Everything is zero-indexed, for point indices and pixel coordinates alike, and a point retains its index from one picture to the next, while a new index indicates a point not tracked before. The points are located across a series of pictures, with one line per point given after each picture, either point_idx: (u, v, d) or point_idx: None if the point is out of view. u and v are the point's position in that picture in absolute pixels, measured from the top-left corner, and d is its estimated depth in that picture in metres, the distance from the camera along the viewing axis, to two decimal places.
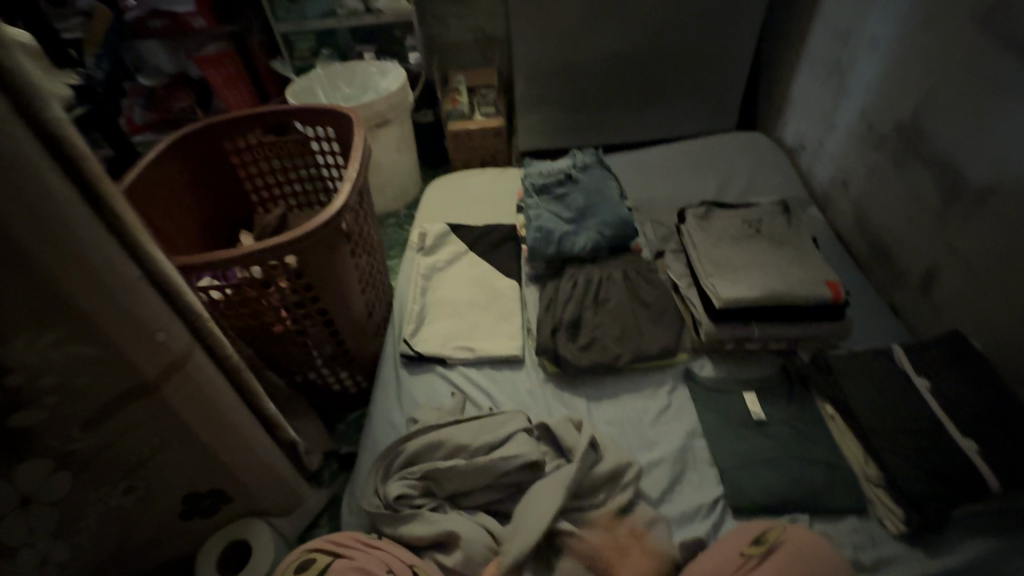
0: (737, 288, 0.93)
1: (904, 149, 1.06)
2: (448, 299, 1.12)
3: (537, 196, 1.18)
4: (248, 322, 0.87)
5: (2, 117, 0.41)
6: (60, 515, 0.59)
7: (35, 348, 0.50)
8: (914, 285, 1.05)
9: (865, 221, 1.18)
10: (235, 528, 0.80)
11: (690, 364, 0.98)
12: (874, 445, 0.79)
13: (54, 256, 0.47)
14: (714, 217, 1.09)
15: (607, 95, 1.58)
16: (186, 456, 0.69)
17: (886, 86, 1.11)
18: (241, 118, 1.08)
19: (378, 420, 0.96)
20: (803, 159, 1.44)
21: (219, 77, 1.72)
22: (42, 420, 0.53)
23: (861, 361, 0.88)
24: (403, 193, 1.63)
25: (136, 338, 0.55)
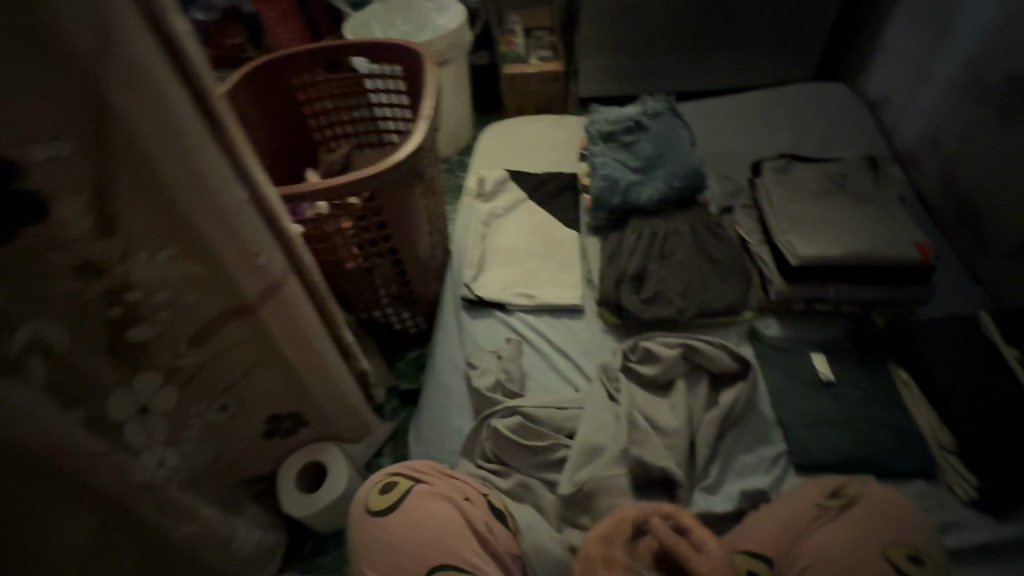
0: (817, 247, 0.89)
1: (1016, 103, 0.97)
2: (508, 246, 1.11)
3: (603, 143, 1.15)
4: (322, 258, 0.89)
5: (132, 23, 0.40)
6: (170, 429, 0.62)
7: (152, 264, 0.51)
8: (1005, 253, 0.99)
9: (954, 183, 1.11)
10: (312, 450, 0.85)
11: (756, 323, 0.97)
12: (953, 413, 0.77)
13: (176, 169, 0.47)
14: (792, 172, 1.04)
15: (675, 38, 1.48)
16: (275, 378, 0.72)
17: (1002, 33, 1.00)
18: (303, 53, 1.06)
19: (441, 361, 0.99)
20: (887, 114, 1.34)
21: (273, 12, 1.66)
22: (156, 335, 0.55)
23: (944, 327, 0.84)
24: (456, 138, 1.61)
25: (241, 259, 0.55)
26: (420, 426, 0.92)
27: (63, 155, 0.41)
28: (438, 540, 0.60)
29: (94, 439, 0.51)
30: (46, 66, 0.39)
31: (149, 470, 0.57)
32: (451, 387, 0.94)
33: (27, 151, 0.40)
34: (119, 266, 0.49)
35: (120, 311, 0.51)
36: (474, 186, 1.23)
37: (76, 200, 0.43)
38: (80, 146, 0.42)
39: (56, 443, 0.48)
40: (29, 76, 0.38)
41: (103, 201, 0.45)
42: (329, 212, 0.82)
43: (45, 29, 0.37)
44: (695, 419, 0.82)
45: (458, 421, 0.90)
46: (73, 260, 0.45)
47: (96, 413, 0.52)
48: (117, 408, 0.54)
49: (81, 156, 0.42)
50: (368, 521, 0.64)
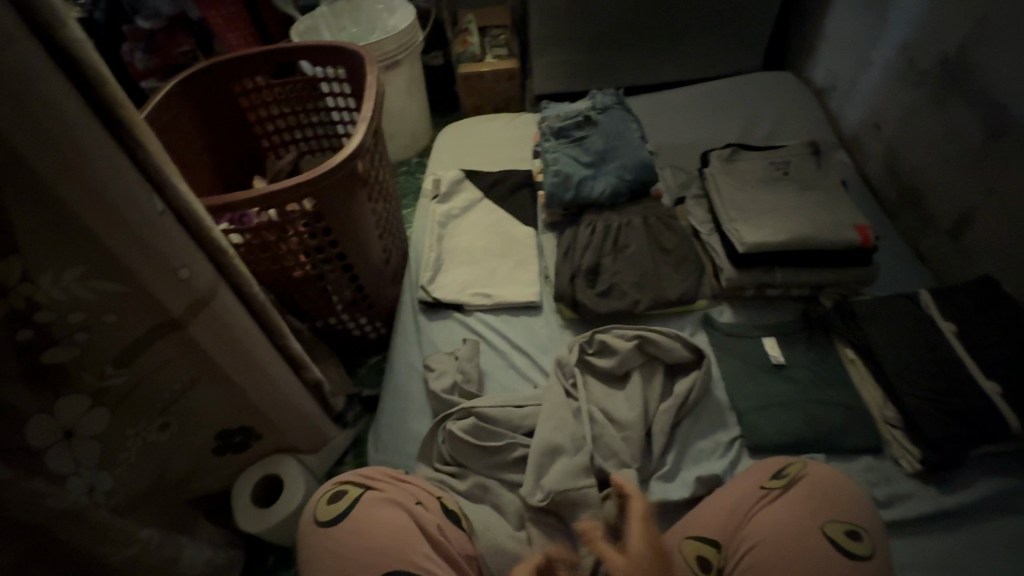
0: (762, 234, 0.91)
1: (948, 84, 1.00)
2: (465, 246, 1.11)
3: (554, 140, 1.15)
4: (269, 267, 0.88)
5: (13, 30, 0.39)
6: (102, 452, 0.60)
7: (62, 283, 0.49)
8: (945, 231, 1.02)
9: (896, 165, 1.14)
10: (266, 464, 0.83)
11: (710, 310, 0.98)
12: (896, 388, 0.79)
13: (75, 184, 0.45)
14: (739, 160, 1.06)
15: (627, 33, 1.50)
16: (216, 393, 0.70)
17: (931, 19, 1.03)
18: (243, 59, 1.04)
19: (400, 365, 0.98)
20: (833, 101, 1.37)
21: (220, 17, 1.62)
22: (75, 356, 0.53)
23: (886, 306, 0.87)
24: (415, 139, 1.59)
25: (159, 274, 0.54)
26: (380, 432, 0.92)
27: None
28: (388, 544, 0.59)
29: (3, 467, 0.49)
30: None
31: (76, 494, 0.56)
32: (409, 391, 0.94)
33: None
34: (23, 287, 0.47)
35: (30, 333, 0.49)
36: (429, 187, 1.22)
37: None
38: None
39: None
40: None
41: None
42: (271, 220, 0.81)
43: None
44: (650, 409, 0.83)
45: (417, 425, 0.89)
46: None
47: (11, 440, 0.50)
48: (36, 433, 0.52)
49: None
50: (316, 530, 0.63)
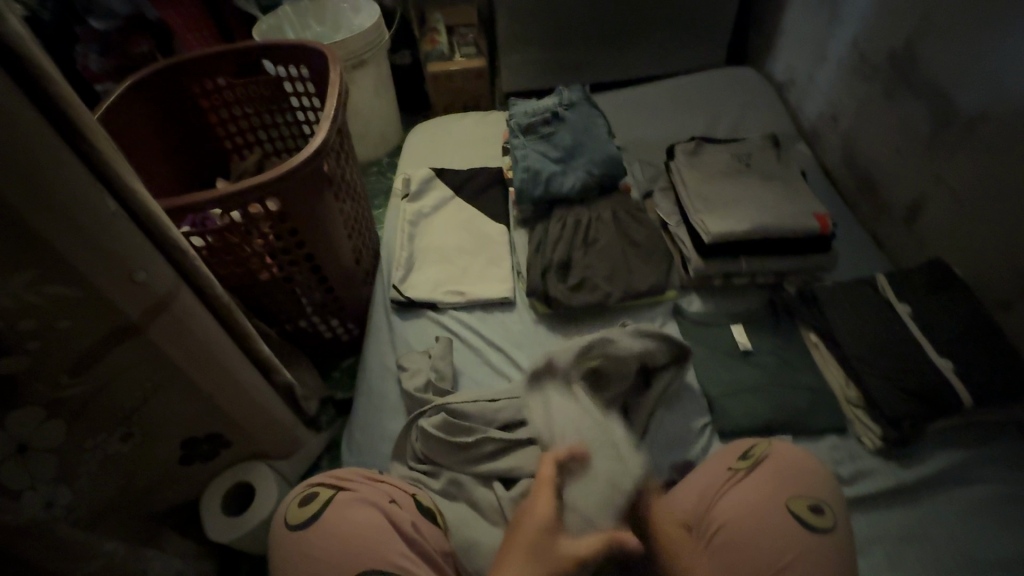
0: (727, 224, 0.93)
1: (897, 76, 1.04)
2: (437, 244, 1.10)
3: (524, 136, 1.15)
4: (234, 270, 0.86)
5: None
6: (59, 465, 0.58)
7: (9, 290, 0.47)
8: (899, 217, 1.06)
9: (851, 156, 1.19)
10: (237, 471, 0.81)
11: (679, 300, 1.00)
12: (857, 369, 0.81)
13: (20, 184, 0.44)
14: (704, 153, 1.08)
15: (592, 30, 1.52)
16: (184, 399, 0.68)
17: (880, 14, 1.07)
18: (201, 58, 1.02)
19: (373, 365, 0.97)
20: (792, 95, 1.42)
21: (179, 18, 1.59)
22: (26, 366, 0.51)
23: (846, 291, 0.90)
24: (384, 139, 1.58)
25: (115, 277, 0.53)
26: (354, 434, 0.91)
27: None
28: (362, 543, 0.59)
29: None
30: None
31: (32, 509, 0.54)
32: (383, 391, 0.93)
33: None
34: None
35: None
36: (400, 186, 1.21)
37: None
38: None
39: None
40: None
41: None
42: (235, 222, 0.79)
43: None
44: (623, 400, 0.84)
45: (392, 425, 0.89)
46: None
47: None
48: None
49: None
50: (286, 534, 0.62)
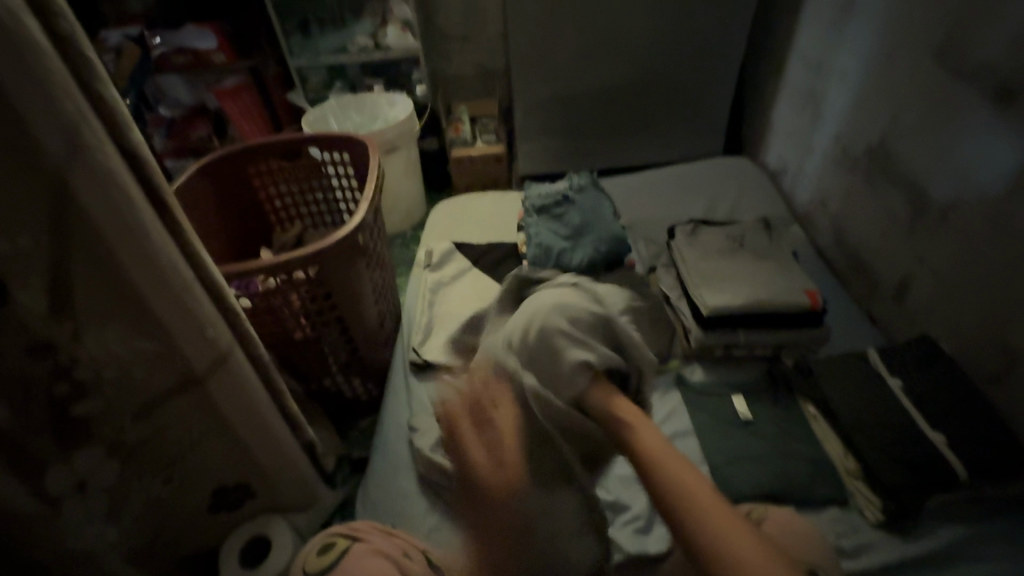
0: (723, 297, 1.01)
1: (874, 169, 1.16)
2: (454, 311, 1.19)
3: (537, 216, 1.27)
4: (272, 328, 0.95)
5: (98, 131, 0.49)
6: (112, 506, 0.63)
7: (102, 342, 0.55)
8: (889, 296, 1.12)
9: (842, 238, 1.28)
10: (257, 521, 0.85)
11: (682, 370, 1.05)
12: (858, 439, 0.84)
13: (131, 252, 0.54)
14: (701, 233, 1.18)
15: (600, 124, 1.70)
16: (222, 446, 0.74)
17: (856, 115, 1.21)
18: (259, 146, 1.17)
19: (390, 424, 1.02)
20: (785, 182, 1.54)
21: (236, 109, 1.82)
22: (101, 410, 0.58)
23: (840, 364, 0.95)
24: (409, 214, 1.73)
25: (190, 331, 0.61)
26: (369, 492, 0.94)
27: (27, 250, 0.47)
28: None
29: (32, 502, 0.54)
30: (20, 175, 0.45)
31: (84, 540, 0.59)
32: (399, 451, 0.97)
33: None
34: (70, 348, 0.53)
35: (66, 389, 0.54)
36: (422, 258, 1.33)
37: (34, 288, 0.49)
38: (41, 240, 0.48)
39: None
40: (4, 181, 0.45)
41: (60, 287, 0.51)
42: (278, 286, 0.89)
43: (25, 144, 0.45)
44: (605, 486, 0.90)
45: (406, 484, 0.92)
46: (26, 342, 0.50)
47: (36, 486, 0.54)
48: (58, 483, 0.56)
49: (42, 248, 0.48)
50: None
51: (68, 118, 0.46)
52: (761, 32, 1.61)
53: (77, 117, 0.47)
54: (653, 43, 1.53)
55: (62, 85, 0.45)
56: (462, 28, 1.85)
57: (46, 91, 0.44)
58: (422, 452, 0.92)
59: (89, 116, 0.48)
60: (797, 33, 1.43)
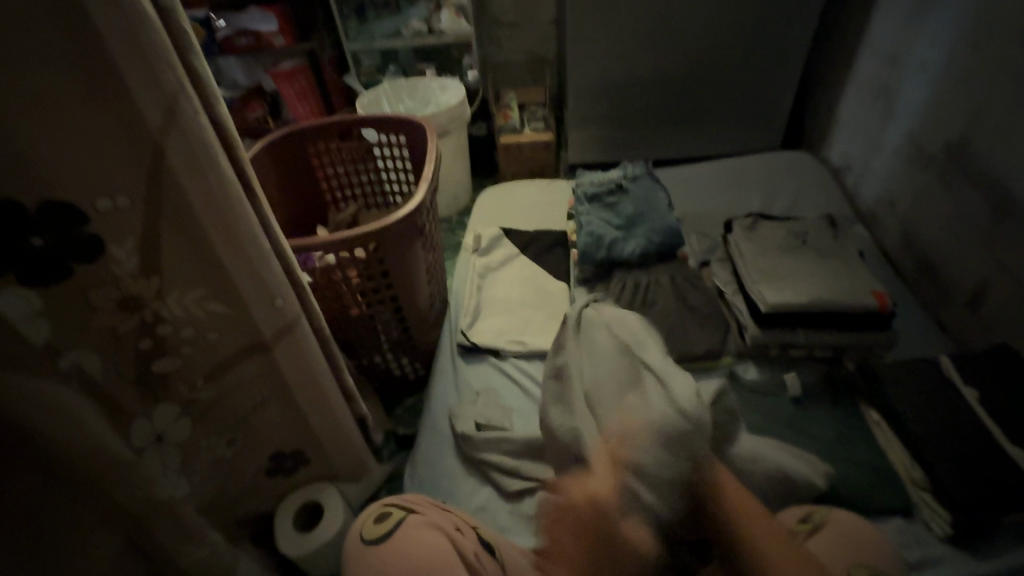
0: (783, 295, 0.97)
1: (953, 167, 1.09)
2: (501, 296, 1.19)
3: (588, 204, 1.26)
4: (328, 303, 0.98)
5: (194, 102, 0.50)
6: (182, 459, 0.66)
7: (184, 302, 0.58)
8: (962, 302, 1.06)
9: (910, 239, 1.21)
10: (309, 488, 0.88)
11: (735, 367, 1.02)
12: (927, 447, 0.80)
13: (213, 219, 0.55)
14: (759, 229, 1.14)
15: (653, 114, 1.66)
16: (282, 413, 0.77)
17: (933, 108, 1.14)
18: (318, 126, 1.20)
19: (438, 404, 1.04)
20: (848, 178, 1.47)
21: (291, 90, 1.88)
22: (177, 367, 0.61)
23: (908, 370, 0.90)
24: (456, 200, 1.74)
25: (261, 300, 0.63)
26: (416, 468, 0.96)
27: (123, 207, 0.50)
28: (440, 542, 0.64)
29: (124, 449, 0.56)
30: (119, 137, 0.47)
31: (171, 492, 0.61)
32: (447, 431, 0.99)
33: (95, 205, 0.48)
34: (154, 305, 0.56)
35: (149, 344, 0.57)
36: (470, 242, 1.33)
37: (126, 245, 0.51)
38: (136, 201, 0.50)
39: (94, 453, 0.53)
40: (105, 142, 0.47)
41: (149, 246, 0.53)
42: (336, 262, 0.91)
43: (127, 108, 0.46)
44: None
45: (455, 464, 0.93)
46: (117, 298, 0.52)
47: (124, 434, 0.57)
48: (138, 434, 0.59)
49: (136, 208, 0.50)
50: (362, 548, 0.67)
51: (168, 86, 0.47)
52: (830, 20, 1.54)
53: (177, 84, 0.48)
54: (713, 31, 1.48)
55: (163, 52, 0.46)
56: (515, 13, 1.84)
57: (147, 56, 0.45)
58: (469, 434, 0.94)
59: (186, 84, 0.49)
60: (872, 21, 1.36)
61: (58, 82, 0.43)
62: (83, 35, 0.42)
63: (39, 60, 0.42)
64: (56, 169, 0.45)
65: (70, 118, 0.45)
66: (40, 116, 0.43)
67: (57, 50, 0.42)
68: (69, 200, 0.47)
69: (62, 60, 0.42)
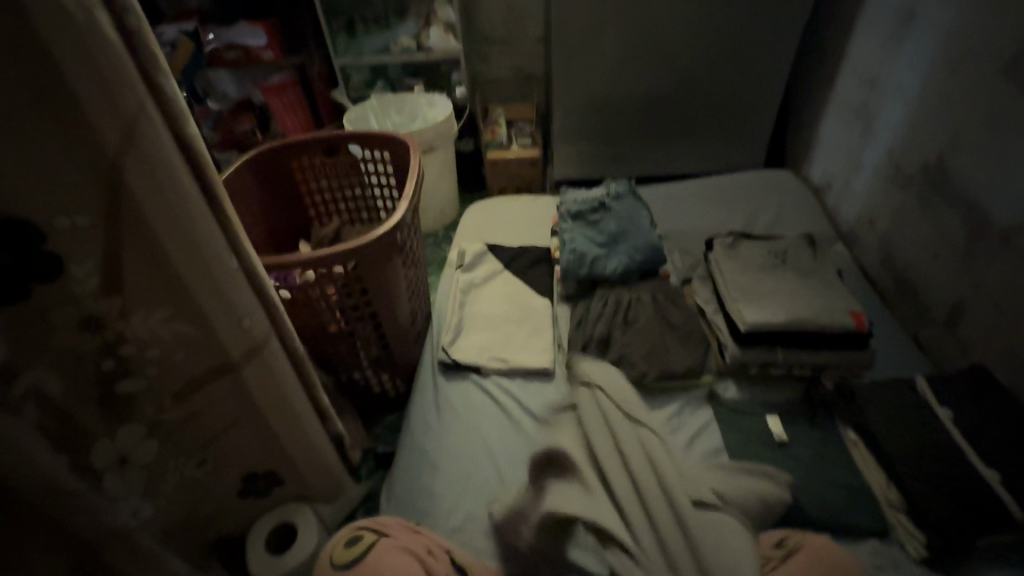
0: (763, 314, 0.98)
1: (930, 188, 1.11)
2: (484, 312, 1.19)
3: (572, 221, 1.26)
4: (307, 319, 0.97)
5: (157, 123, 0.50)
6: (145, 480, 0.64)
7: (148, 322, 0.57)
8: (940, 321, 1.07)
9: (889, 258, 1.23)
10: (281, 510, 0.86)
11: (715, 386, 1.02)
12: (904, 469, 0.80)
13: (176, 240, 0.55)
14: (741, 247, 1.15)
15: (640, 132, 1.68)
16: (253, 433, 0.76)
17: (910, 130, 1.17)
18: (302, 141, 1.20)
19: (417, 421, 1.03)
20: (829, 198, 1.50)
21: (280, 104, 1.87)
22: (142, 388, 0.60)
23: (885, 390, 0.90)
24: (443, 215, 1.74)
25: (228, 320, 0.62)
26: (393, 488, 0.95)
27: (83, 227, 0.49)
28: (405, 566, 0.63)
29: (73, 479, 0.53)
30: (79, 157, 0.47)
31: (120, 517, 0.60)
32: (425, 450, 0.98)
33: (54, 225, 0.47)
34: (117, 324, 0.55)
35: (112, 364, 0.56)
36: (454, 257, 1.33)
37: (87, 265, 0.50)
38: (97, 221, 0.50)
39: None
40: (65, 162, 0.46)
41: (112, 267, 0.52)
42: (315, 279, 0.91)
43: (88, 129, 0.46)
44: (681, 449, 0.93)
45: (432, 484, 0.92)
46: (77, 317, 0.52)
47: (78, 458, 0.55)
48: (97, 455, 0.57)
49: (97, 228, 0.50)
50: (329, 573, 0.66)
51: (128, 110, 0.47)
52: (812, 43, 1.57)
53: (138, 107, 0.48)
54: (698, 51, 1.51)
55: (123, 75, 0.46)
56: (504, 31, 1.86)
57: (107, 79, 0.45)
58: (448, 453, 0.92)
59: (149, 106, 0.49)
60: (852, 44, 1.39)
61: (15, 103, 0.43)
62: (43, 57, 0.42)
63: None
64: (13, 188, 0.44)
65: (29, 138, 0.44)
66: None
67: (16, 73, 0.42)
68: (28, 220, 0.46)
69: (20, 82, 0.42)
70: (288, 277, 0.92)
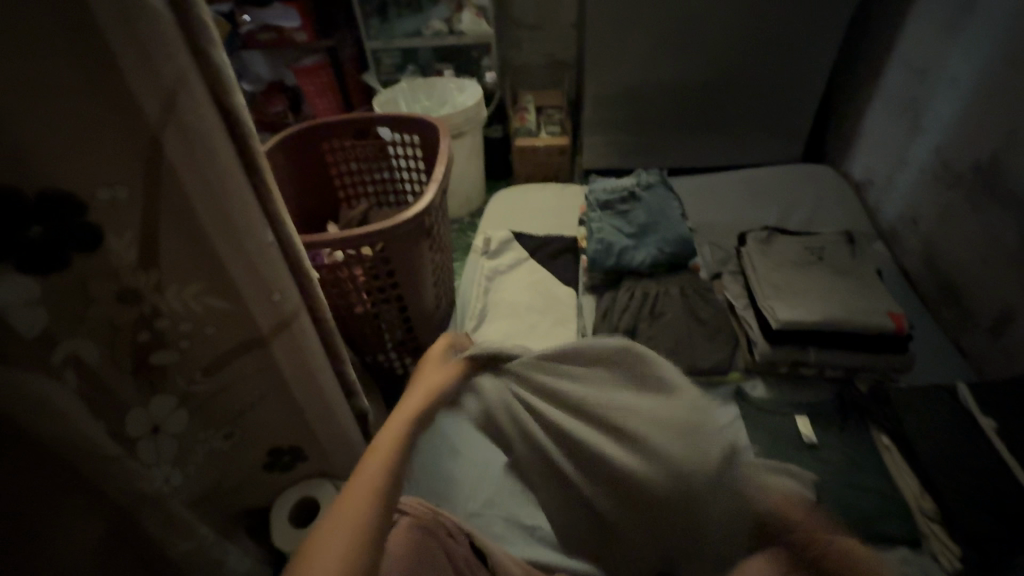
0: (797, 313, 0.95)
1: (982, 187, 1.05)
2: (507, 300, 1.18)
3: (601, 211, 1.24)
4: (334, 300, 0.98)
5: (201, 95, 0.48)
6: (177, 450, 0.66)
7: (183, 297, 0.56)
8: (985, 327, 1.02)
9: (932, 259, 1.18)
10: (305, 486, 0.88)
11: (742, 383, 1.00)
12: (942, 479, 0.76)
13: (216, 216, 0.53)
14: (775, 243, 1.12)
15: (672, 121, 1.64)
16: (281, 409, 0.76)
17: (964, 125, 1.11)
18: (334, 123, 1.20)
19: None
20: (869, 194, 1.44)
21: (312, 85, 1.89)
22: (175, 360, 0.60)
23: (924, 397, 0.87)
24: (469, 201, 1.74)
25: (261, 297, 0.62)
26: None
27: (122, 199, 0.47)
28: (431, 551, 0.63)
29: (116, 446, 0.55)
30: (121, 127, 0.45)
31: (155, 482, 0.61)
32: None
33: (94, 196, 0.46)
34: (152, 297, 0.54)
35: (146, 336, 0.56)
36: (479, 244, 1.33)
37: (125, 237, 0.49)
38: (136, 192, 0.48)
39: (84, 452, 0.52)
40: (108, 132, 0.44)
41: (149, 240, 0.51)
42: (343, 260, 0.91)
43: (132, 99, 0.44)
44: None
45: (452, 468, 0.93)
46: (114, 291, 0.51)
47: (115, 426, 0.57)
48: (132, 424, 0.59)
49: (136, 201, 0.48)
50: None
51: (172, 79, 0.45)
52: (859, 31, 1.50)
53: (182, 78, 0.46)
54: (738, 38, 1.45)
55: (169, 44, 0.44)
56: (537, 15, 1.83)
57: (152, 47, 0.43)
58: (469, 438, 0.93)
59: (192, 76, 0.47)
60: (904, 33, 1.32)
61: (59, 70, 0.40)
62: (90, 23, 0.40)
63: (41, 42, 0.39)
64: (51, 157, 0.42)
65: (72, 105, 0.42)
66: (41, 103, 0.40)
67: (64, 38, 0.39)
68: (69, 191, 0.44)
69: (65, 46, 0.40)
70: (316, 257, 0.92)
